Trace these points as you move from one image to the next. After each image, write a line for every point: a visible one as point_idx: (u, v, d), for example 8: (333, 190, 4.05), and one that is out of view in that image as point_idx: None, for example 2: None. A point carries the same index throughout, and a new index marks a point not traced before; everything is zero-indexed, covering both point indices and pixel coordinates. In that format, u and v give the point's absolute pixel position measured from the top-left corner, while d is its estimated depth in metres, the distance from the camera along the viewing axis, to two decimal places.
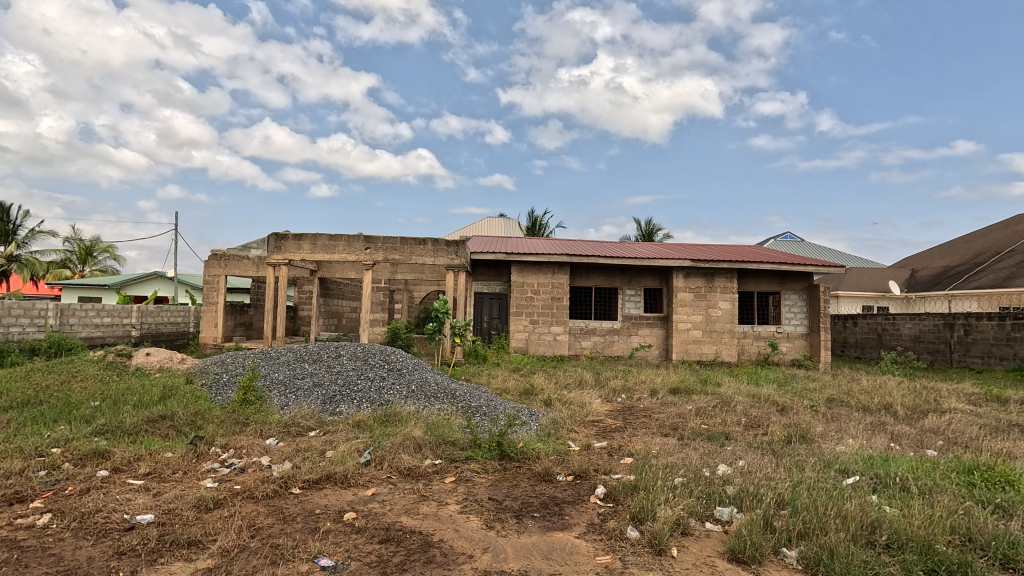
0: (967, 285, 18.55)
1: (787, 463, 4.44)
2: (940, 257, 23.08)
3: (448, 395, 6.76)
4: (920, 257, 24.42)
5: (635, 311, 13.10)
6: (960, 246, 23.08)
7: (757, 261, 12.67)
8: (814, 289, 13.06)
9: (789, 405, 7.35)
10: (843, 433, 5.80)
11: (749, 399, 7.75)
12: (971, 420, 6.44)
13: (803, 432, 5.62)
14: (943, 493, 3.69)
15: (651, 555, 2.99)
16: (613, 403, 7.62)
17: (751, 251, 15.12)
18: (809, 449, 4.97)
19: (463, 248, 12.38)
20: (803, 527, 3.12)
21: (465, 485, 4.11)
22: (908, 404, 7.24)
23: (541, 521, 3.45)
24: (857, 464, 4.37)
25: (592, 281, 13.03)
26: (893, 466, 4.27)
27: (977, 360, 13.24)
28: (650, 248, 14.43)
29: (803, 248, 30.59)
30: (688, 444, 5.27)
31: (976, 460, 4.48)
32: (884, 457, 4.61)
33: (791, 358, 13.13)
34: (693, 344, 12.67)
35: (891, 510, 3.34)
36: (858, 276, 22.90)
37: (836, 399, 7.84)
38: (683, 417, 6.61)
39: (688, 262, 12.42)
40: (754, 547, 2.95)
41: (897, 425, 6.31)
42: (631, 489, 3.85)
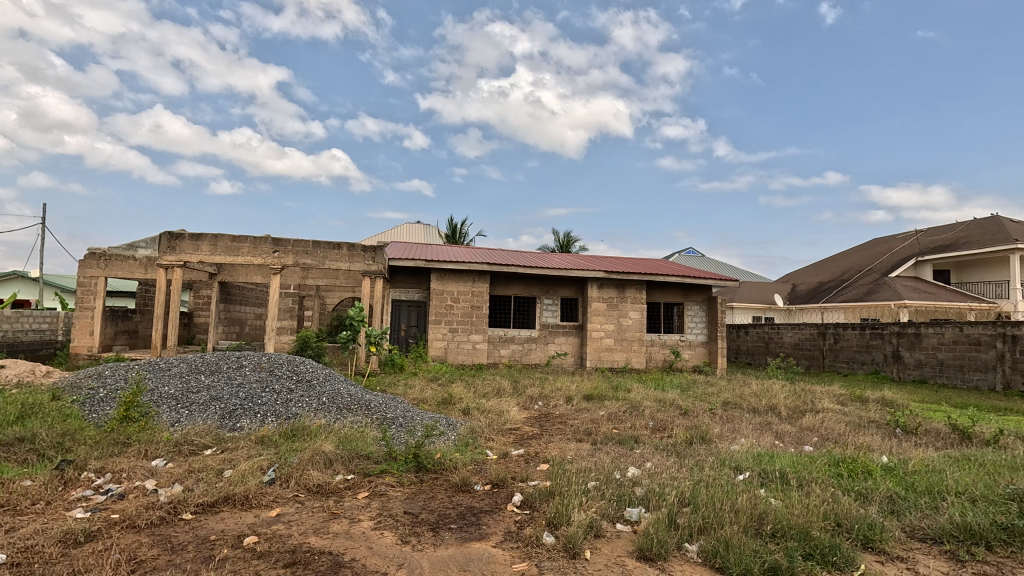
0: (836, 298, 21.19)
1: (688, 463, 4.78)
2: (815, 274, 26.17)
3: (362, 407, 6.50)
4: (798, 273, 27.58)
5: (552, 319, 13.46)
6: (830, 264, 26.36)
7: (663, 274, 13.56)
8: (712, 301, 14.21)
9: (691, 408, 7.92)
10: (736, 433, 6.36)
11: (655, 403, 8.25)
12: (840, 418, 7.33)
13: (703, 433, 6.08)
14: (817, 483, 4.16)
15: (566, 559, 3.06)
16: (530, 411, 7.75)
17: (659, 264, 16.13)
18: (707, 449, 5.38)
19: (381, 254, 11.91)
20: (702, 522, 3.36)
21: (379, 499, 3.96)
22: (790, 405, 8.07)
23: (459, 532, 3.41)
24: (748, 461, 4.79)
25: (511, 289, 13.22)
26: (777, 461, 4.75)
27: (843, 364, 15.11)
28: (568, 259, 14.89)
29: (704, 263, 33.29)
30: (600, 448, 5.50)
31: (843, 453, 5.09)
32: (770, 453, 5.12)
33: (692, 364, 14.14)
34: (606, 351, 13.24)
35: (775, 501, 3.70)
36: (749, 289, 25.33)
37: (730, 402, 8.56)
38: (596, 423, 6.88)
39: (602, 273, 13.00)
40: (659, 544, 3.12)
41: (781, 424, 7.02)
42: (547, 495, 3.92)
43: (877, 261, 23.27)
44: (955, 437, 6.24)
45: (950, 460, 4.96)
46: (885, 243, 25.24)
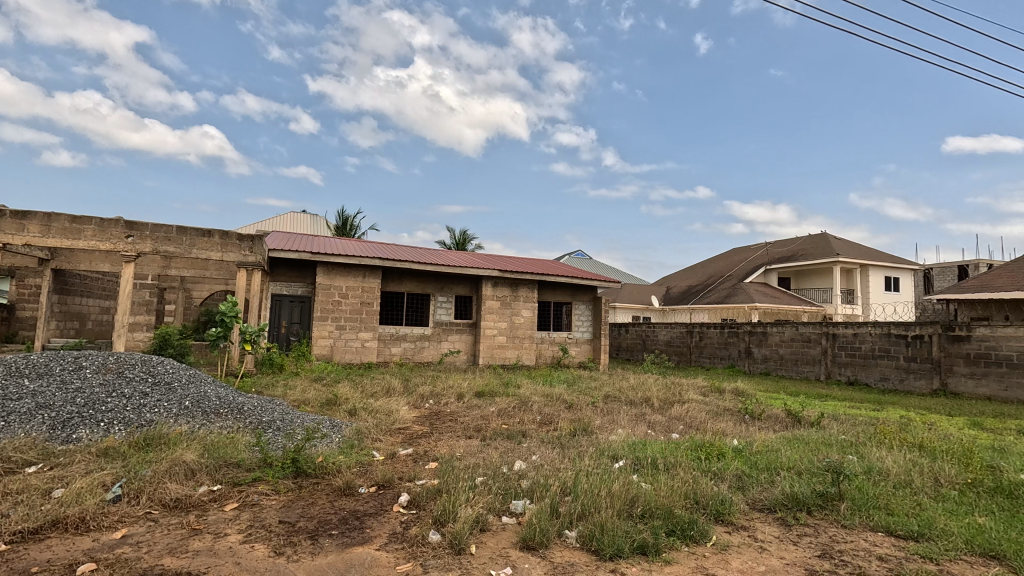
0: (702, 300, 23.69)
1: (571, 454, 5.04)
2: (686, 278, 29.03)
3: (233, 410, 5.93)
4: (672, 277, 30.40)
5: (446, 317, 13.38)
6: (698, 270, 29.41)
7: (553, 274, 14.13)
8: (598, 301, 15.13)
9: (575, 402, 8.37)
10: (614, 424, 6.85)
11: (543, 398, 8.59)
12: (701, 407, 8.22)
13: (585, 425, 6.45)
14: (681, 466, 4.63)
15: (451, 555, 3.07)
16: (420, 409, 7.64)
17: (550, 265, 16.78)
18: (588, 440, 5.72)
19: (261, 244, 10.95)
20: (581, 509, 3.57)
21: (250, 510, 3.65)
22: (661, 397, 8.87)
23: (340, 538, 3.26)
24: (623, 450, 5.18)
25: (404, 286, 12.92)
26: (648, 449, 5.20)
27: (706, 359, 16.94)
28: (463, 257, 14.91)
29: (591, 266, 35.31)
30: (489, 444, 5.58)
31: (702, 439, 5.71)
32: (643, 442, 5.59)
33: (578, 361, 14.92)
34: (498, 349, 13.48)
35: (645, 485, 4.04)
36: (630, 291, 27.37)
37: (610, 395, 9.19)
38: (485, 419, 6.98)
39: (496, 271, 13.20)
40: (541, 533, 3.25)
41: (653, 414, 7.69)
42: (435, 493, 3.89)
43: (735, 268, 26.44)
44: (789, 421, 7.32)
45: (784, 440, 5.79)
46: (741, 253, 28.76)
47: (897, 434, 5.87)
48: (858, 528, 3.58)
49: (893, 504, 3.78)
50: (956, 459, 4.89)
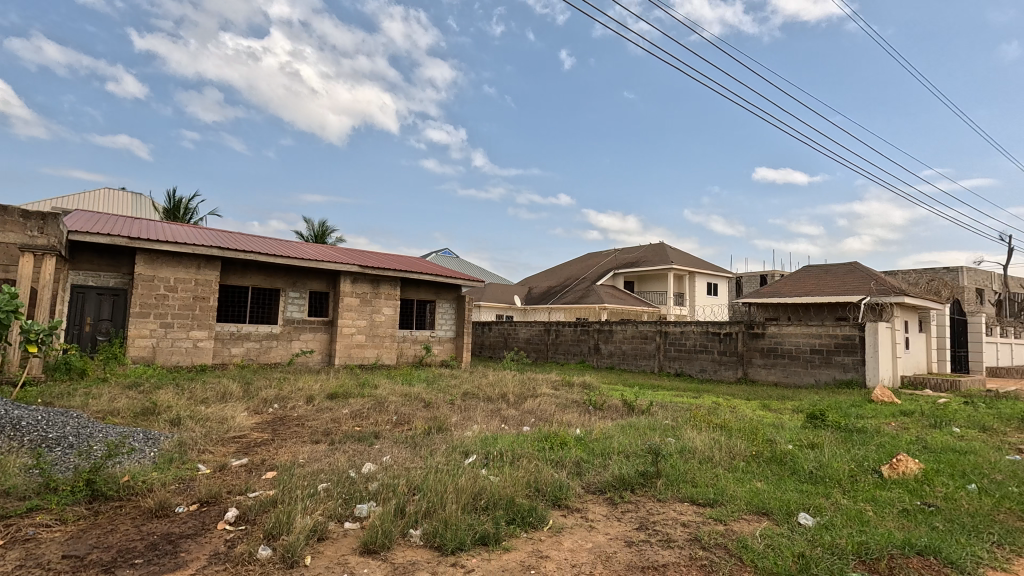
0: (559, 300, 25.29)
1: (423, 452, 5.03)
2: (546, 279, 30.76)
3: (5, 427, 4.82)
4: (534, 278, 32.01)
5: (298, 314, 12.42)
6: (557, 272, 31.36)
7: (417, 271, 13.93)
8: (461, 300, 15.29)
9: (433, 400, 8.35)
10: (470, 420, 6.98)
11: (400, 398, 8.42)
12: (552, 401, 8.77)
13: (440, 423, 6.47)
14: (527, 457, 4.89)
15: (281, 570, 2.86)
16: (261, 415, 6.98)
17: (414, 262, 16.52)
18: (443, 438, 5.75)
19: (57, 225, 9.06)
20: (427, 506, 3.58)
21: (20, 547, 3.00)
22: (516, 392, 9.27)
23: (143, 567, 2.84)
24: (475, 445, 5.31)
25: (249, 279, 11.70)
26: (499, 443, 5.40)
27: (561, 355, 18.12)
28: (319, 250, 13.96)
29: (457, 264, 35.57)
30: (338, 448, 5.32)
31: (550, 430, 6.11)
32: (495, 436, 5.78)
33: (440, 359, 14.92)
34: (356, 348, 12.89)
35: (492, 477, 4.20)
36: (494, 290, 28.24)
37: (469, 392, 9.35)
38: (336, 422, 6.63)
39: (356, 267, 12.60)
40: (384, 534, 3.19)
41: (508, 409, 8.00)
42: (268, 505, 3.59)
43: (589, 271, 28.72)
44: (625, 410, 8.15)
45: (619, 427, 6.44)
46: (595, 257, 31.33)
47: (706, 417, 6.89)
48: (669, 499, 4.13)
49: (697, 477, 4.43)
50: (747, 436, 5.89)
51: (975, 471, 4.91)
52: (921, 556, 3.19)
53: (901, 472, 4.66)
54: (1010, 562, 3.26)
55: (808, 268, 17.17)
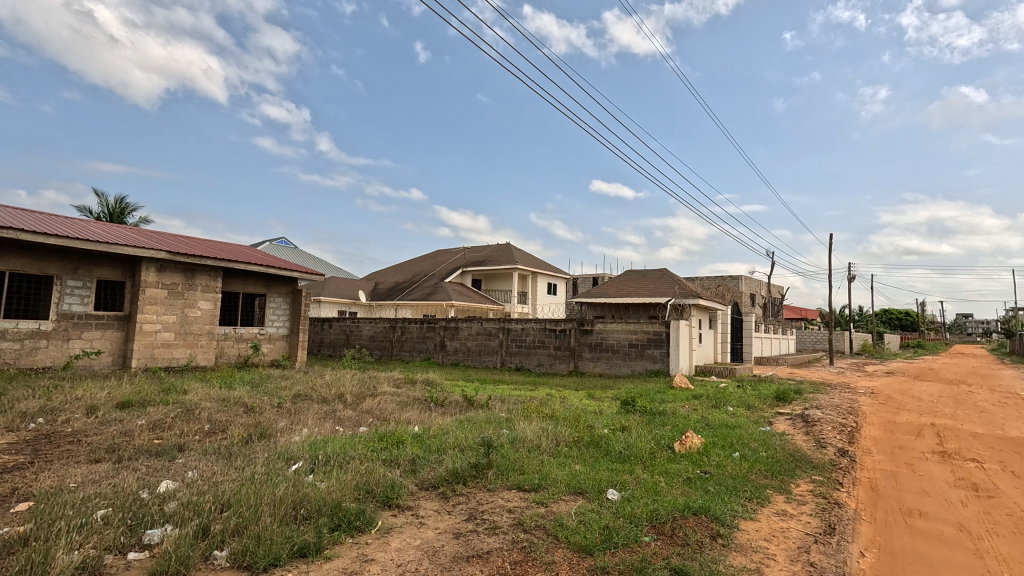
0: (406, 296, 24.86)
1: (239, 463, 4.52)
2: (394, 274, 30.05)
3: None
4: (381, 272, 31.05)
5: (80, 308, 10.22)
6: (406, 267, 30.83)
7: (244, 261, 12.45)
8: (296, 294, 14.09)
9: (258, 404, 7.56)
10: (299, 424, 6.48)
11: (216, 403, 7.45)
12: (392, 399, 8.57)
13: (264, 429, 5.88)
14: (359, 459, 4.70)
15: None
16: (16, 434, 5.58)
17: (241, 251, 14.75)
18: (265, 446, 5.24)
19: None
20: (237, 522, 3.22)
21: None
22: (355, 392, 8.86)
23: None
24: (302, 450, 4.94)
25: (5, 263, 9.26)
26: (330, 446, 5.10)
27: (406, 353, 17.84)
28: (115, 230, 11.66)
29: (295, 255, 32.77)
30: (128, 465, 4.50)
31: (386, 429, 5.96)
32: (326, 439, 5.45)
33: (270, 359, 13.57)
34: (162, 348, 11.06)
35: (319, 483, 3.95)
36: (336, 285, 26.77)
37: (301, 394, 8.67)
38: (128, 435, 5.60)
39: (165, 253, 10.80)
40: (179, 561, 2.78)
41: (344, 410, 7.61)
42: (16, 545, 2.88)
43: (437, 268, 28.76)
44: (465, 405, 8.33)
45: (457, 422, 6.56)
46: (444, 254, 31.51)
47: (538, 408, 7.38)
48: (498, 488, 4.33)
49: (526, 465, 4.72)
50: (572, 423, 6.46)
51: (739, 441, 6.06)
52: (696, 515, 3.83)
53: (688, 446, 5.55)
54: (755, 513, 4.10)
55: (630, 272, 19.45)
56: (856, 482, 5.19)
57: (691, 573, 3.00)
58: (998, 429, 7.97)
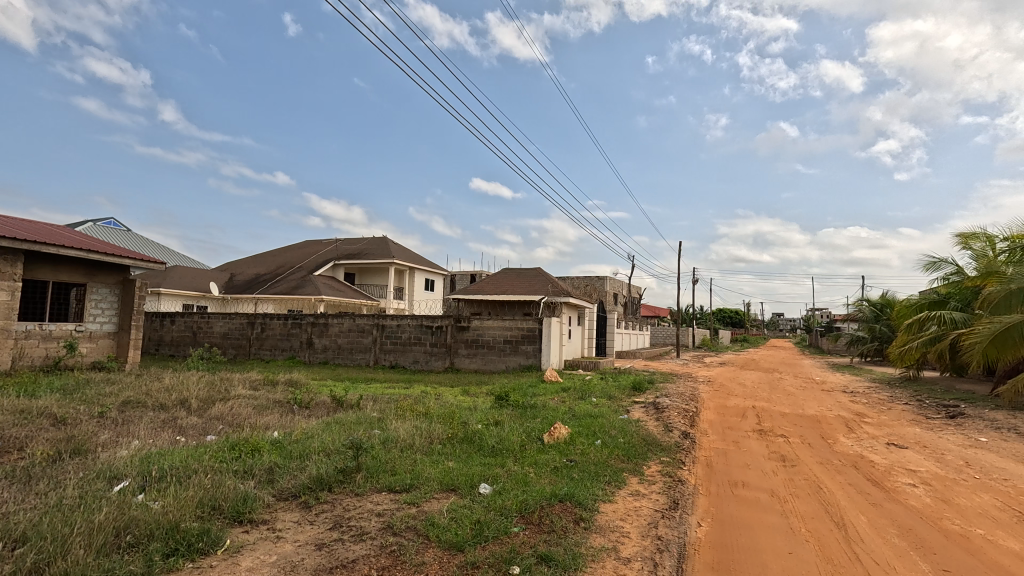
0: (268, 289, 22.74)
1: (41, 488, 3.73)
2: (253, 265, 27.30)
3: None
4: (238, 263, 28.02)
5: None
6: (268, 258, 28.20)
7: (57, 244, 10.35)
8: (129, 284, 12.10)
9: (72, 415, 6.34)
10: (128, 436, 5.56)
11: (11, 416, 6.09)
12: (247, 402, 7.75)
13: (78, 444, 4.94)
14: (204, 472, 4.17)
15: None
16: None
17: (54, 231, 12.26)
18: (80, 464, 4.40)
19: None
20: (36, 559, 2.65)
21: None
22: (202, 396, 7.86)
23: None
24: (129, 466, 4.24)
25: None
26: (167, 459, 4.45)
27: (266, 352, 16.32)
28: None
29: (127, 240, 28.15)
30: None
31: (240, 437, 5.38)
32: (162, 452, 4.74)
33: (91, 361, 11.48)
34: None
35: (151, 503, 3.42)
36: (181, 276, 23.56)
37: (132, 400, 7.46)
38: None
39: None
40: None
41: (187, 417, 6.71)
42: None
43: (305, 260, 26.75)
44: (333, 406, 7.84)
45: (324, 425, 6.15)
46: (313, 246, 29.41)
47: (412, 406, 7.22)
48: (367, 492, 4.13)
49: (397, 465, 4.58)
50: (446, 420, 6.42)
51: (601, 430, 6.53)
52: (562, 502, 4.04)
53: (556, 437, 5.83)
54: (614, 495, 4.45)
55: (507, 270, 19.95)
56: (695, 460, 5.91)
57: (556, 559, 3.15)
58: (800, 410, 9.64)
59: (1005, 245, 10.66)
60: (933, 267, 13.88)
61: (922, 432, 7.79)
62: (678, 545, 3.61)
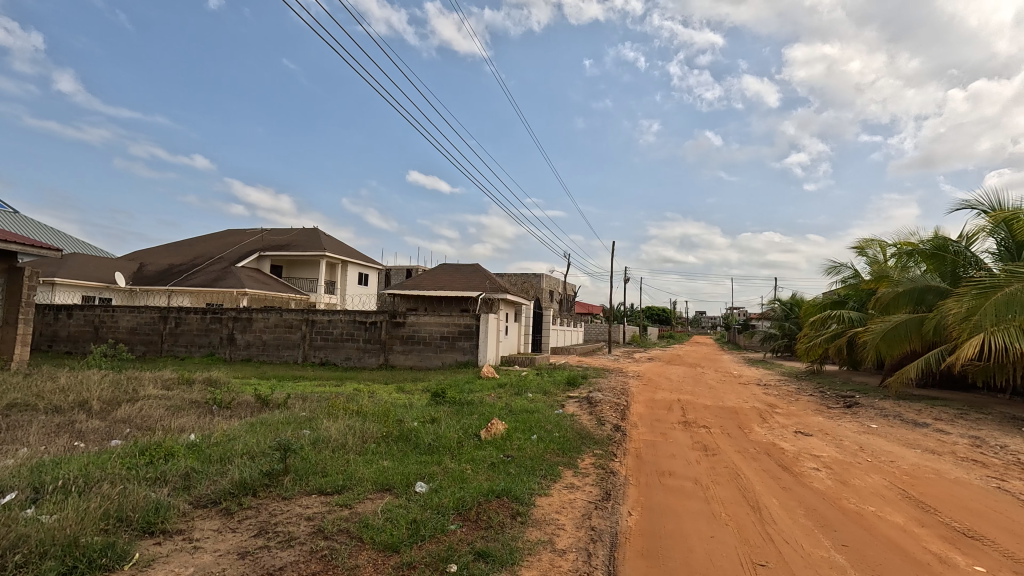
0: (184, 281, 21.07)
1: None
2: (167, 255, 25.20)
3: None
4: (148, 252, 25.76)
5: None
6: (184, 248, 26.14)
7: None
8: (18, 273, 10.80)
9: None
10: (14, 443, 4.95)
11: None
12: (160, 403, 7.15)
13: None
14: (109, 480, 3.79)
15: None
16: None
17: None
18: None
19: None
20: None
21: None
22: (105, 397, 7.16)
23: None
24: (16, 477, 3.77)
25: None
26: (63, 467, 4.00)
27: (181, 348, 15.13)
28: None
29: (14, 223, 25.02)
30: None
31: (151, 441, 4.94)
32: (57, 460, 4.26)
33: None
34: None
35: (44, 517, 3.06)
36: (80, 265, 21.31)
37: (19, 403, 6.65)
38: None
39: None
40: None
41: (87, 421, 6.07)
42: None
43: (227, 251, 25.06)
44: (258, 406, 7.40)
45: (247, 426, 5.79)
46: (236, 236, 27.64)
47: (344, 405, 6.97)
48: (296, 496, 3.94)
49: (328, 467, 4.40)
50: (381, 419, 6.25)
51: (537, 425, 6.63)
52: (499, 497, 4.06)
53: (493, 433, 5.85)
54: (549, 489, 4.53)
55: (444, 266, 19.75)
56: (626, 452, 6.15)
57: (494, 555, 3.16)
58: (719, 402, 10.30)
59: (894, 252, 11.93)
60: (834, 271, 15.30)
61: (824, 420, 8.57)
62: (611, 535, 3.73)
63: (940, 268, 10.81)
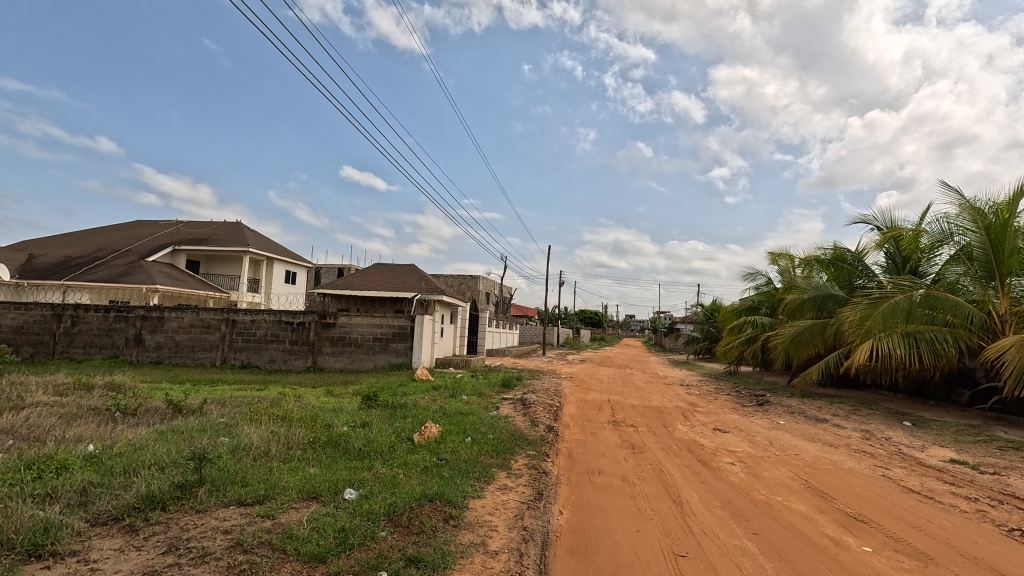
0: (83, 276, 19.05)
1: None
2: (63, 246, 22.70)
3: None
4: (40, 242, 23.09)
5: None
6: (84, 238, 23.67)
7: None
8: None
9: None
10: None
11: None
12: (51, 411, 6.41)
13: None
14: None
15: None
16: None
17: None
18: None
19: None
20: None
21: None
22: None
23: None
24: None
25: None
26: None
27: (78, 350, 13.68)
28: None
29: None
30: None
31: (38, 453, 4.42)
32: None
33: None
34: None
35: None
36: None
37: None
38: None
39: None
40: None
41: None
42: None
43: (136, 243, 22.97)
44: (168, 412, 6.83)
45: (155, 435, 5.33)
46: (148, 227, 25.46)
47: (267, 409, 6.59)
48: (211, 508, 3.68)
49: (247, 476, 4.15)
50: (307, 424, 5.98)
51: (471, 427, 6.63)
52: (431, 502, 4.01)
53: (427, 436, 5.77)
54: (482, 491, 4.53)
55: (378, 265, 19.23)
56: (558, 452, 6.28)
57: (425, 560, 3.11)
58: (646, 402, 10.76)
59: (802, 261, 13.04)
60: (750, 278, 16.48)
61: (739, 418, 9.19)
62: (542, 533, 3.81)
63: (838, 277, 11.94)
